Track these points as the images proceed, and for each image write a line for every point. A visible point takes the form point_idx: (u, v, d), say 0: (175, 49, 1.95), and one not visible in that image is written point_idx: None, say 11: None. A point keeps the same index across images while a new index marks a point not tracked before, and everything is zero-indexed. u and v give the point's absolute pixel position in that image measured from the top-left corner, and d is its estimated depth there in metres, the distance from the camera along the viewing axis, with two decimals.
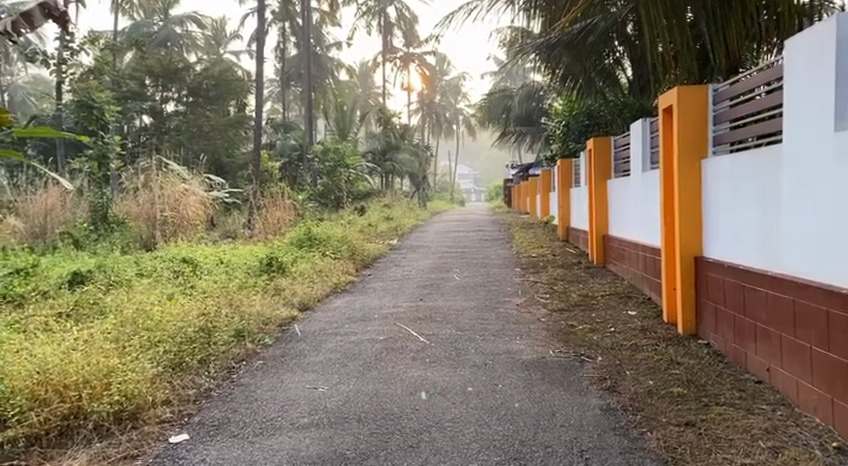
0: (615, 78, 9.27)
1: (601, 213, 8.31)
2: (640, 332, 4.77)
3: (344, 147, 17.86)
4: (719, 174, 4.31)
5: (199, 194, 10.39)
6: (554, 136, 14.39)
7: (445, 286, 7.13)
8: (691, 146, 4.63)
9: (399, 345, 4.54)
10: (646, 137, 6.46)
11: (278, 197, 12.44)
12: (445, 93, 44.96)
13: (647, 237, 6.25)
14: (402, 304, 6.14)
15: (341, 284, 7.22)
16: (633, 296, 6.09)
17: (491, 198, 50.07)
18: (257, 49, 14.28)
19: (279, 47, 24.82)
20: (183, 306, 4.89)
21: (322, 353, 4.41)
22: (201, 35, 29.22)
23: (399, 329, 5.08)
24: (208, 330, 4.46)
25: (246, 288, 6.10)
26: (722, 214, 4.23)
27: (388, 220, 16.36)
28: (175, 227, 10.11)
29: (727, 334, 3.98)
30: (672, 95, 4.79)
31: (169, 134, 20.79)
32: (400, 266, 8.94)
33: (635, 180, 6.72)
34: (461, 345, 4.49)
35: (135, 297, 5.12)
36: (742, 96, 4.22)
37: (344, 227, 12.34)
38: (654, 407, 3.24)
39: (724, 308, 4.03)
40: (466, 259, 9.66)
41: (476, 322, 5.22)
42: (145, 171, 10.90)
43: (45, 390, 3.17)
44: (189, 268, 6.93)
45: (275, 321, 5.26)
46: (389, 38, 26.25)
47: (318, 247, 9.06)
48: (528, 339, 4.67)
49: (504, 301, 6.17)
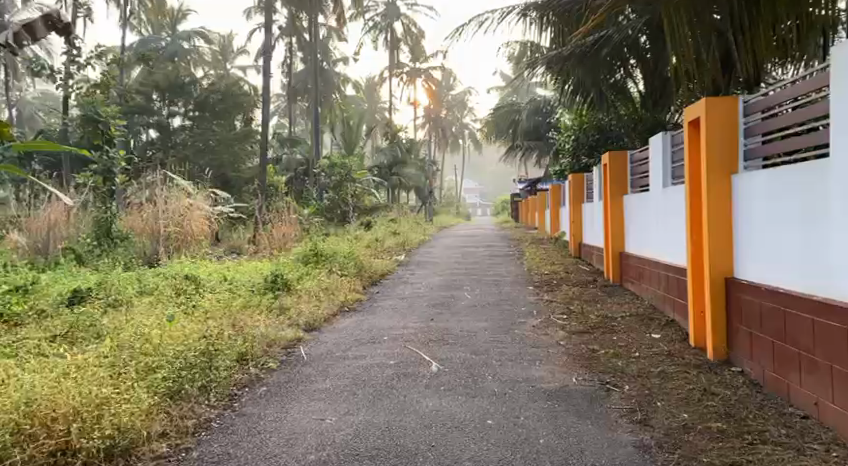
0: (625, 91, 9.07)
1: (617, 230, 8.06)
2: (667, 357, 4.53)
3: (351, 161, 17.69)
4: (753, 189, 4.09)
5: (203, 208, 10.32)
6: (563, 151, 14.16)
7: (456, 305, 6.87)
8: (721, 161, 4.39)
9: (412, 371, 4.26)
10: (666, 151, 6.24)
11: (284, 212, 12.21)
12: (452, 108, 44.69)
13: (668, 256, 6.01)
14: (412, 325, 5.88)
15: (349, 303, 6.97)
16: (655, 318, 5.83)
17: (498, 213, 49.85)
18: (264, 63, 14.11)
19: (286, 62, 24.70)
20: (185, 327, 4.65)
21: (329, 380, 4.14)
22: (209, 50, 29.19)
23: (411, 352, 4.80)
24: (210, 353, 4.21)
25: (251, 307, 5.85)
26: (757, 232, 4.02)
27: (395, 235, 16.11)
28: (179, 242, 9.90)
29: (765, 362, 3.75)
30: (699, 106, 4.57)
31: (175, 148, 20.68)
32: (409, 284, 8.69)
33: (654, 196, 6.50)
34: (476, 371, 4.23)
35: (135, 318, 4.87)
36: (775, 108, 4.02)
37: (351, 243, 12.10)
38: (693, 445, 2.99)
39: (761, 333, 3.82)
40: (476, 276, 9.39)
41: (491, 346, 4.96)
42: (149, 185, 10.72)
43: (30, 424, 2.92)
44: (192, 286, 6.68)
45: (280, 343, 5.02)
46: (396, 52, 26.09)
47: (325, 263, 8.82)
48: (548, 365, 4.40)
49: (519, 322, 5.89)
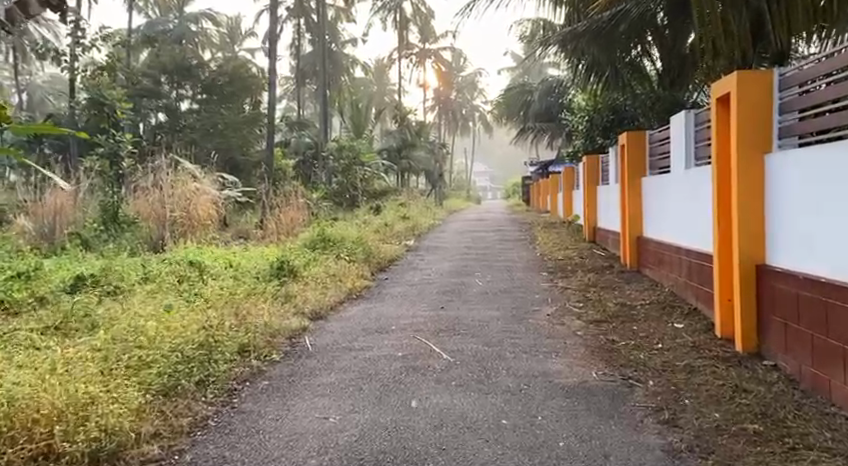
0: (642, 70, 8.80)
1: (634, 213, 7.79)
2: (693, 349, 4.29)
3: (359, 144, 17.41)
4: (789, 170, 3.86)
5: (210, 193, 9.90)
6: (577, 131, 13.80)
7: (468, 293, 6.62)
8: (752, 141, 4.16)
9: (421, 364, 4.02)
10: (689, 131, 5.97)
11: (291, 196, 11.96)
12: (462, 90, 44.02)
13: (691, 240, 5.75)
14: (422, 313, 5.62)
15: (357, 290, 6.73)
16: (677, 306, 5.58)
17: (509, 196, 49.53)
18: (269, 44, 13.78)
19: (294, 44, 24.23)
20: (183, 318, 4.41)
21: (334, 374, 3.90)
22: (216, 32, 28.86)
23: (419, 343, 4.55)
24: (209, 347, 3.96)
25: (255, 295, 5.63)
26: (794, 216, 3.80)
27: (404, 220, 15.84)
28: (184, 228, 9.64)
29: (803, 355, 3.55)
30: (729, 82, 4.33)
31: (183, 132, 20.45)
32: (419, 270, 8.45)
33: (676, 177, 6.23)
34: (489, 365, 3.98)
35: (131, 307, 4.65)
36: (815, 82, 3.76)
37: (360, 228, 11.83)
38: (727, 449, 2.75)
39: (799, 326, 3.61)
40: (487, 262, 9.12)
41: (504, 336, 4.71)
42: (155, 168, 10.36)
43: (10, 427, 2.70)
44: (196, 273, 6.45)
45: (284, 333, 4.77)
46: (405, 33, 25.56)
47: (332, 249, 8.59)
48: (565, 358, 4.15)
49: (533, 311, 5.64)
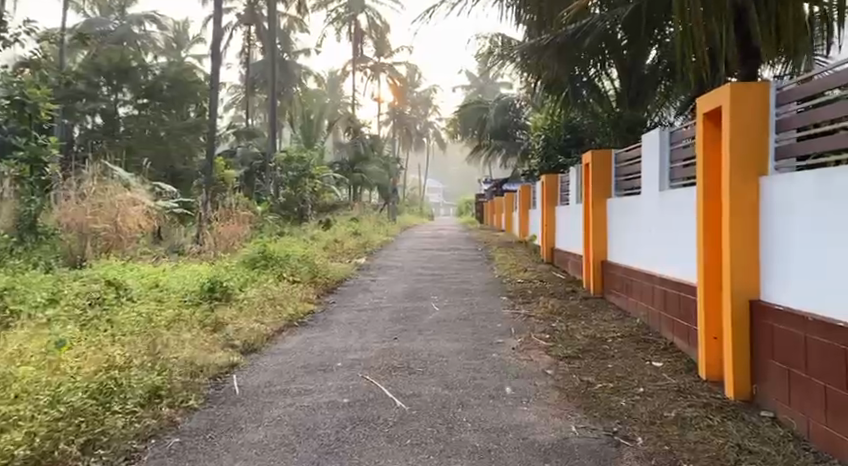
0: (599, 88, 8.43)
1: (599, 236, 7.32)
2: (679, 395, 3.79)
3: (309, 156, 16.68)
4: (790, 195, 3.40)
5: (142, 204, 8.99)
6: (535, 149, 13.43)
7: (423, 321, 5.98)
8: (745, 162, 3.70)
9: (369, 415, 3.36)
10: (663, 149, 5.53)
11: (233, 209, 11.12)
12: (417, 106, 43.54)
13: (667, 269, 5.27)
14: (372, 346, 4.96)
15: (299, 315, 6.01)
16: (651, 340, 5.10)
17: (462, 213, 49.29)
18: (214, 47, 12.92)
19: (243, 52, 23.27)
20: (80, 358, 3.63)
21: (263, 428, 3.16)
22: (161, 36, 27.62)
23: (368, 385, 3.88)
24: (107, 393, 3.18)
25: (178, 323, 4.87)
26: (798, 248, 3.33)
27: (355, 236, 15.11)
28: (110, 242, 8.58)
29: (816, 410, 3.08)
30: (720, 94, 3.87)
31: (121, 138, 19.28)
32: (370, 292, 7.77)
33: (649, 199, 5.78)
34: (450, 416, 3.37)
35: (12, 345, 3.83)
36: (817, 99, 3.33)
37: (306, 244, 11.06)
38: None
39: (807, 374, 3.15)
40: (442, 284, 8.53)
41: (466, 376, 4.10)
42: (80, 174, 9.40)
43: None
44: (113, 295, 5.62)
45: (209, 371, 3.99)
46: (360, 45, 24.93)
47: (274, 267, 7.86)
48: (538, 406, 3.57)
49: (496, 343, 5.06)
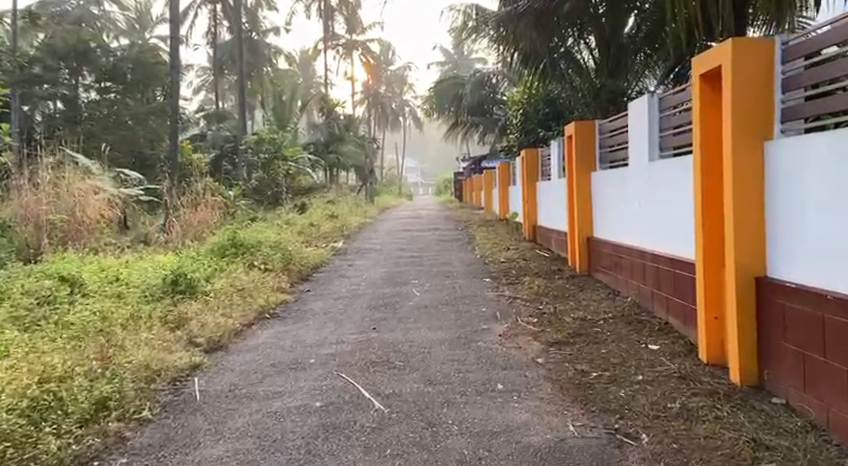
0: (578, 63, 8.09)
1: (584, 212, 7.00)
2: (682, 382, 3.49)
3: (281, 137, 16.14)
4: (799, 159, 3.08)
5: (102, 193, 8.50)
6: (513, 123, 13.06)
7: (402, 308, 5.63)
8: (748, 127, 3.38)
9: (344, 421, 3.01)
10: (651, 118, 5.20)
11: (202, 194, 10.64)
12: (392, 83, 42.79)
13: (658, 245, 4.97)
14: (348, 339, 4.60)
15: (271, 306, 5.63)
16: (645, 321, 4.80)
17: (441, 192, 49.07)
18: (173, 26, 12.28)
19: (209, 32, 22.48)
20: (12, 370, 3.24)
21: (223, 442, 2.81)
22: (123, 16, 26.57)
23: (344, 384, 3.53)
24: (38, 412, 2.80)
25: (135, 322, 4.47)
26: (809, 218, 3.02)
27: (331, 219, 14.69)
28: (66, 233, 8.07)
29: (837, 398, 2.78)
30: (720, 52, 3.52)
31: (83, 124, 18.52)
32: (347, 278, 7.40)
33: (637, 170, 5.46)
34: (433, 418, 3.03)
35: None
36: (823, 53, 3.01)
37: (279, 230, 10.61)
38: None
39: (825, 358, 2.86)
40: (422, 266, 8.19)
41: (452, 369, 3.77)
42: (32, 162, 8.85)
43: None
44: (65, 292, 5.19)
45: (167, 375, 3.61)
46: (331, 22, 24.22)
47: (245, 255, 7.46)
48: (531, 402, 3.25)
49: (481, 330, 4.73)
